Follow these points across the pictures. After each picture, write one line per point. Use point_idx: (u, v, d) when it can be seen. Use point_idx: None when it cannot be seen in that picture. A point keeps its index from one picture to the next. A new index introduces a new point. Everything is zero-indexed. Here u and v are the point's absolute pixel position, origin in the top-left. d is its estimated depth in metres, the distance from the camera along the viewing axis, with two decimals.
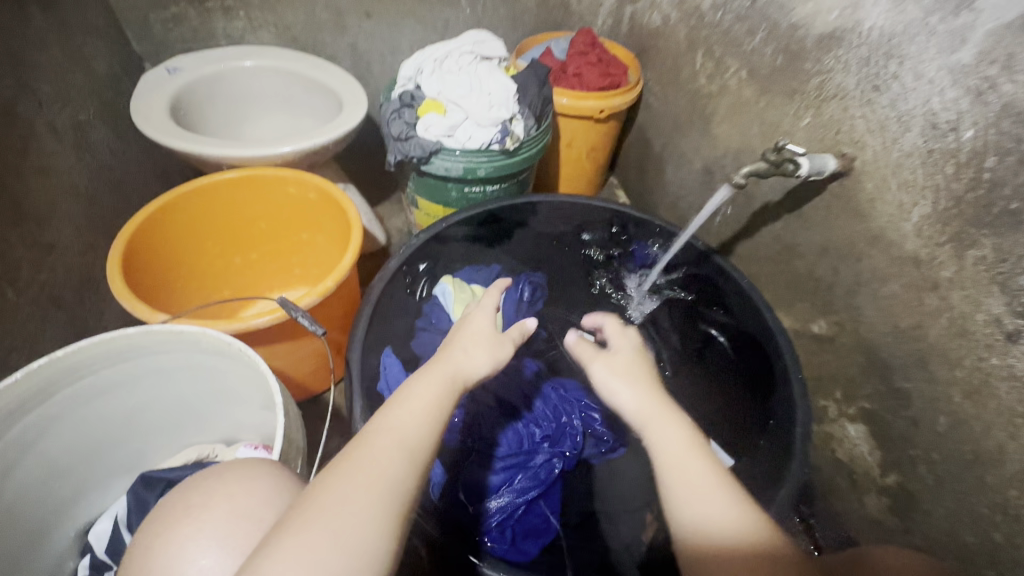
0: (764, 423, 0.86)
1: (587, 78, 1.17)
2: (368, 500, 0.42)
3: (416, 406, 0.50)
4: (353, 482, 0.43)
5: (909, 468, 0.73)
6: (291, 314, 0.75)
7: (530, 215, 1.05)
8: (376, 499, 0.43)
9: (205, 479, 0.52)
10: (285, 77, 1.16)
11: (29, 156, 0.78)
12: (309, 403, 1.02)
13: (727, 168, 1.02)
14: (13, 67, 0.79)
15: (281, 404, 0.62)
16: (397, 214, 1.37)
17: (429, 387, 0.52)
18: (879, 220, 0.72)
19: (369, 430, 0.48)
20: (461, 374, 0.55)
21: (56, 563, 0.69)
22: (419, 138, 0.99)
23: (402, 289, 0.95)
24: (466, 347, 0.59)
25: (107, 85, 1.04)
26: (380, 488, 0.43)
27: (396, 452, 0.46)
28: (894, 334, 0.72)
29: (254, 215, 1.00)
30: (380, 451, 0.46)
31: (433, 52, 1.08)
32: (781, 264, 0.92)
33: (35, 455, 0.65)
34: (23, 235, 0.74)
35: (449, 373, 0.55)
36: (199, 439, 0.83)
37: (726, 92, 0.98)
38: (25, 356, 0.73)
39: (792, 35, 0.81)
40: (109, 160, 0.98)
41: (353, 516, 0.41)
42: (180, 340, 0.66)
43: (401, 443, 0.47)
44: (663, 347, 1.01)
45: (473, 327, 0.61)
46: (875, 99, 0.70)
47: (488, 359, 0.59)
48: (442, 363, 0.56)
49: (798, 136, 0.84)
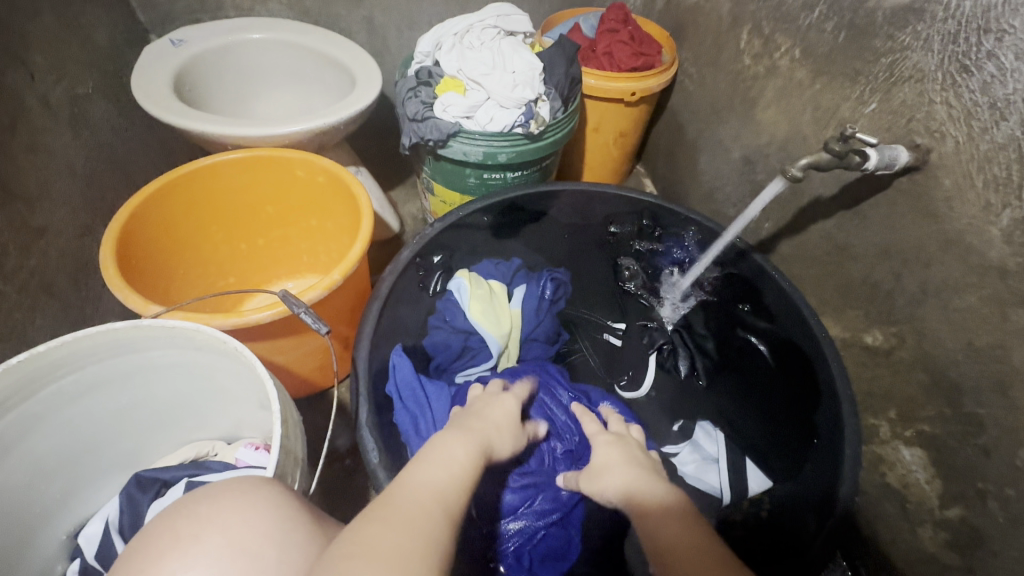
0: (807, 440, 0.79)
1: (619, 57, 1.08)
2: (413, 542, 0.38)
3: (444, 465, 0.49)
4: (393, 523, 0.39)
5: (976, 503, 0.64)
6: (292, 310, 0.68)
7: (553, 204, 0.97)
8: (416, 543, 0.38)
9: (198, 503, 0.46)
10: (296, 52, 1.09)
11: (18, 132, 0.73)
12: (315, 399, 0.97)
13: (771, 159, 0.93)
14: (0, 35, 0.73)
15: (278, 409, 0.56)
16: (412, 201, 1.30)
17: (462, 451, 0.52)
18: (956, 222, 0.63)
19: (398, 485, 0.45)
20: (491, 443, 0.56)
21: (45, 566, 0.66)
22: (436, 119, 0.91)
23: (415, 283, 0.88)
24: (497, 424, 0.60)
25: (109, 58, 0.98)
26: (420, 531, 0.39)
27: (432, 502, 0.43)
28: (967, 353, 0.64)
29: (260, 199, 0.94)
30: (415, 500, 0.43)
31: (453, 26, 1.00)
32: (830, 267, 0.83)
33: (18, 456, 0.61)
34: (10, 218, 0.69)
35: (483, 440, 0.55)
36: (198, 436, 0.78)
37: (775, 74, 0.88)
38: (12, 347, 0.68)
39: (860, 8, 0.72)
40: (109, 138, 0.93)
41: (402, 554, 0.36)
42: (172, 337, 0.61)
43: (434, 496, 0.44)
44: (696, 355, 0.93)
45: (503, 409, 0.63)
46: (962, 83, 0.61)
47: (512, 440, 0.60)
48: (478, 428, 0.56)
49: (860, 124, 0.75)
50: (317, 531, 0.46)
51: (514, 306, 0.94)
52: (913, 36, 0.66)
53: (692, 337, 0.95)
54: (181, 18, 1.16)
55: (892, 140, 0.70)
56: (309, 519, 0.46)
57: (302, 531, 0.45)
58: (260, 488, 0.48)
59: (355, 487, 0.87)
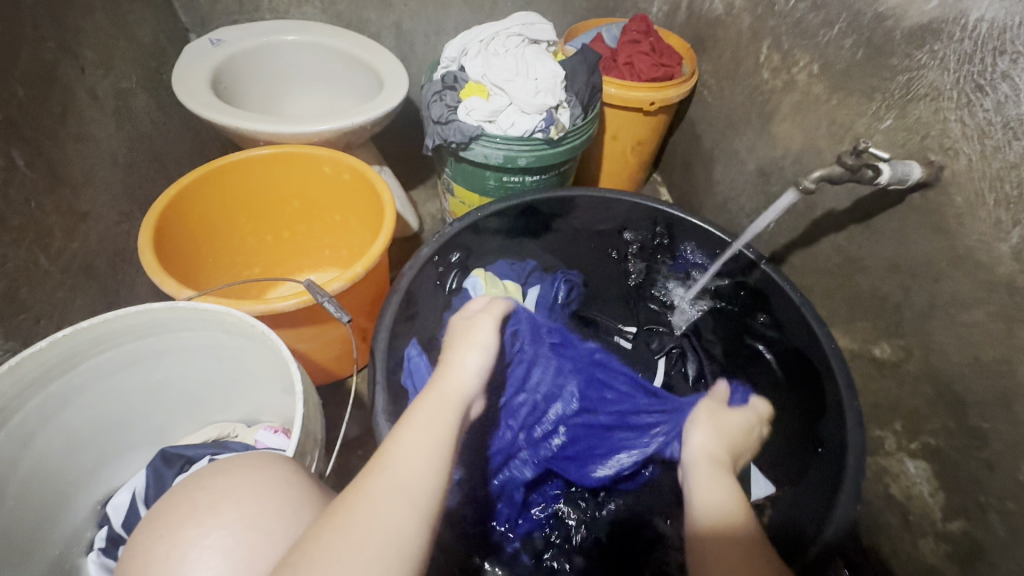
0: (812, 450, 0.79)
1: (639, 68, 1.11)
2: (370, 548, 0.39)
3: (415, 441, 0.48)
4: (358, 519, 0.41)
5: (978, 516, 0.64)
6: (317, 300, 0.72)
7: (569, 209, 0.99)
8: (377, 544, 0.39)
9: (216, 475, 0.49)
10: (327, 54, 1.13)
11: (67, 122, 0.78)
12: (332, 388, 1.00)
13: (785, 171, 0.94)
14: (57, 31, 0.78)
15: (300, 392, 0.59)
16: (431, 200, 1.33)
17: (431, 416, 0.51)
18: (967, 238, 0.64)
19: (374, 467, 0.46)
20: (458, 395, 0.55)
21: (74, 532, 0.69)
22: (459, 122, 0.94)
23: (432, 280, 0.91)
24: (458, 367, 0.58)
25: (152, 55, 1.03)
26: (381, 535, 0.40)
27: (401, 496, 0.43)
28: (974, 368, 0.65)
29: (287, 194, 0.98)
30: (381, 501, 0.42)
31: (479, 34, 1.03)
32: (840, 279, 0.85)
33: (58, 424, 0.65)
34: (57, 202, 0.74)
35: (450, 397, 0.54)
36: (221, 417, 0.82)
37: (793, 88, 0.90)
38: (54, 324, 0.72)
39: (878, 27, 0.73)
40: (148, 130, 0.98)
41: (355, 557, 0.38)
42: (203, 319, 0.65)
43: (401, 485, 0.44)
44: (705, 361, 0.96)
45: (455, 347, 0.62)
46: (976, 102, 0.62)
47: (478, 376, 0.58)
48: (437, 389, 0.55)
49: (875, 139, 0.76)
50: (325, 513, 0.48)
51: (527, 306, 0.98)
52: (929, 55, 0.67)
53: (699, 341, 0.99)
54: (220, 18, 1.22)
55: (905, 156, 0.72)
56: (318, 499, 0.49)
57: (309, 512, 0.47)
58: (273, 465, 0.50)
59: None
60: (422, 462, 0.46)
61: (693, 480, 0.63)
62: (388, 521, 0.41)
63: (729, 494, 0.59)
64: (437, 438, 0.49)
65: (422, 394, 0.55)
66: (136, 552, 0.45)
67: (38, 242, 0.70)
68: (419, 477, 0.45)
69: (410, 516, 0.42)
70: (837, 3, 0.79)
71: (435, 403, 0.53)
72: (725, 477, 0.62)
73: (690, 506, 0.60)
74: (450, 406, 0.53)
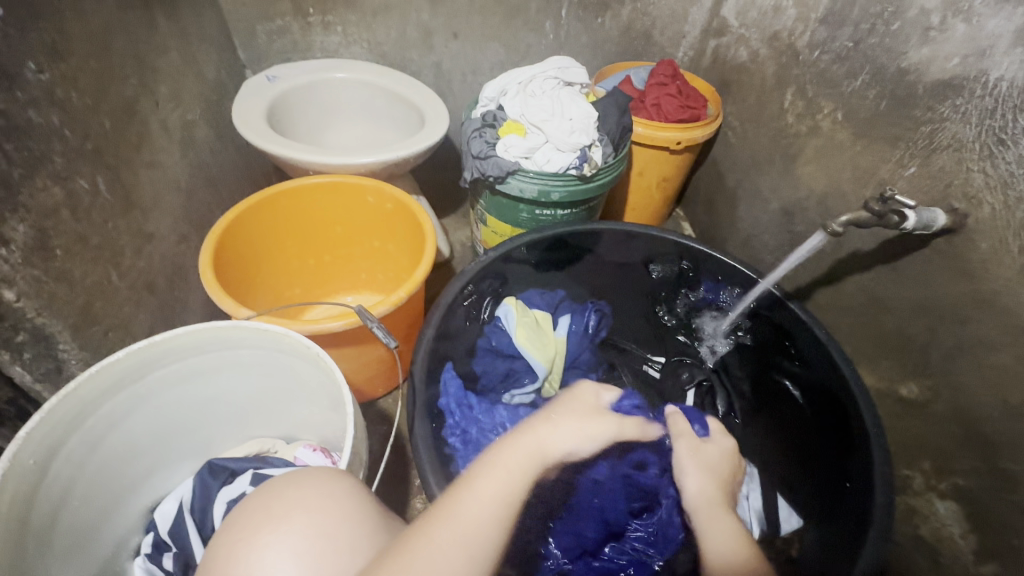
0: (839, 485, 0.80)
1: (666, 109, 1.16)
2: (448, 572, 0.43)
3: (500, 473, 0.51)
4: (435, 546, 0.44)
5: (1011, 560, 0.65)
6: (365, 323, 0.76)
7: (596, 243, 1.03)
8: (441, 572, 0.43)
9: (285, 486, 0.50)
10: (372, 91, 1.21)
11: (142, 150, 0.84)
12: (365, 409, 1.03)
13: (810, 212, 0.97)
14: (138, 69, 0.86)
15: (351, 414, 0.63)
16: (462, 229, 1.39)
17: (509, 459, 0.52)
18: (992, 283, 0.67)
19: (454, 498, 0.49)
20: (543, 452, 0.54)
21: (123, 537, 0.73)
22: (497, 157, 1.00)
23: (466, 309, 0.95)
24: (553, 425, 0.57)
25: (215, 89, 1.11)
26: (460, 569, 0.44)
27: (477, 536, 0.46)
28: (1002, 410, 0.66)
29: (332, 220, 1.03)
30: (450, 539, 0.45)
31: (517, 76, 1.10)
32: (865, 317, 0.87)
33: (121, 430, 0.69)
34: (129, 223, 0.80)
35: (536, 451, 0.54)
36: (262, 433, 0.85)
37: (817, 133, 0.94)
38: (119, 336, 0.77)
39: (900, 80, 0.78)
40: (207, 158, 1.05)
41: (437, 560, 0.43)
42: (261, 337, 0.69)
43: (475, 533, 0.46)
44: (734, 396, 1.00)
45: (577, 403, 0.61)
46: (998, 154, 0.66)
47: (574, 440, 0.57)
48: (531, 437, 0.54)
49: (899, 184, 0.79)
50: (384, 525, 0.49)
51: (558, 334, 1.00)
52: (951, 109, 0.71)
53: (728, 378, 1.01)
54: (274, 57, 1.31)
55: (929, 203, 0.75)
56: (379, 511, 0.50)
57: (370, 523, 0.48)
58: (333, 477, 0.50)
59: (399, 494, 0.92)
60: (490, 522, 0.47)
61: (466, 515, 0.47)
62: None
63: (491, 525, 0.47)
64: (506, 503, 0.49)
65: (508, 441, 0.54)
66: (213, 559, 0.46)
67: (112, 260, 0.75)
68: (486, 531, 0.47)
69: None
70: (860, 57, 0.83)
71: (515, 462, 0.52)
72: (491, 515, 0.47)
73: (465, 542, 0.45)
74: (524, 472, 0.52)
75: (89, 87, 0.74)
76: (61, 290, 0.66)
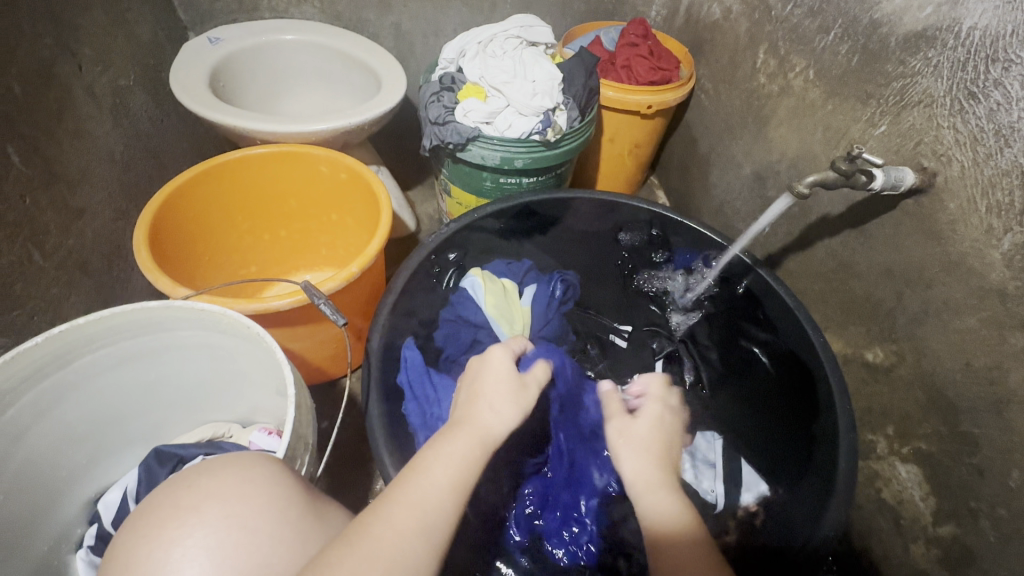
0: (807, 451, 0.79)
1: (636, 72, 1.11)
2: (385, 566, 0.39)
3: (443, 470, 0.48)
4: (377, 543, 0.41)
5: (969, 521, 0.65)
6: (313, 301, 0.72)
7: (564, 211, 0.99)
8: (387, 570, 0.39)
9: (200, 474, 0.46)
10: (325, 54, 1.13)
11: (64, 118, 0.78)
12: (326, 389, 1.00)
13: (781, 175, 0.94)
14: (54, 27, 0.78)
15: (293, 394, 0.59)
16: (428, 201, 1.34)
17: (459, 451, 0.51)
18: (959, 244, 0.65)
19: (391, 494, 0.46)
20: (487, 434, 0.54)
21: (65, 529, 0.69)
22: (457, 123, 0.95)
23: (430, 281, 0.91)
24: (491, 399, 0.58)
25: (150, 53, 1.03)
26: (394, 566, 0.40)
27: (425, 524, 0.43)
28: (965, 373, 0.65)
29: (283, 192, 0.98)
30: (403, 539, 0.42)
31: (477, 35, 1.04)
32: (834, 284, 0.85)
33: (53, 419, 0.65)
34: (53, 198, 0.74)
35: (478, 434, 0.53)
36: (215, 417, 0.81)
37: (789, 93, 0.90)
38: (48, 320, 0.72)
39: (873, 33, 0.74)
40: (146, 127, 0.98)
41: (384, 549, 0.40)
42: (199, 318, 0.64)
43: (420, 527, 0.43)
44: (702, 367, 0.96)
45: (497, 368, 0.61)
46: (969, 109, 0.63)
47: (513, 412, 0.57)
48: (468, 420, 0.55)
49: (870, 144, 0.76)
50: (311, 510, 0.46)
51: (523, 304, 0.97)
52: (924, 62, 0.68)
53: (696, 348, 0.99)
54: (219, 17, 1.22)
55: (899, 162, 0.72)
56: (308, 497, 0.47)
57: (295, 510, 0.45)
58: (257, 462, 0.47)
59: (361, 475, 0.89)
60: (442, 504, 0.46)
61: (402, 501, 0.45)
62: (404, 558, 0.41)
63: (439, 510, 0.45)
64: (453, 483, 0.48)
65: (449, 428, 0.54)
66: (117, 559, 0.42)
67: (34, 238, 0.70)
68: (437, 513, 0.45)
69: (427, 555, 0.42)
70: (832, 9, 0.79)
71: (463, 447, 0.51)
72: (444, 507, 0.45)
73: (407, 526, 0.43)
74: (469, 451, 0.51)
75: None
76: None
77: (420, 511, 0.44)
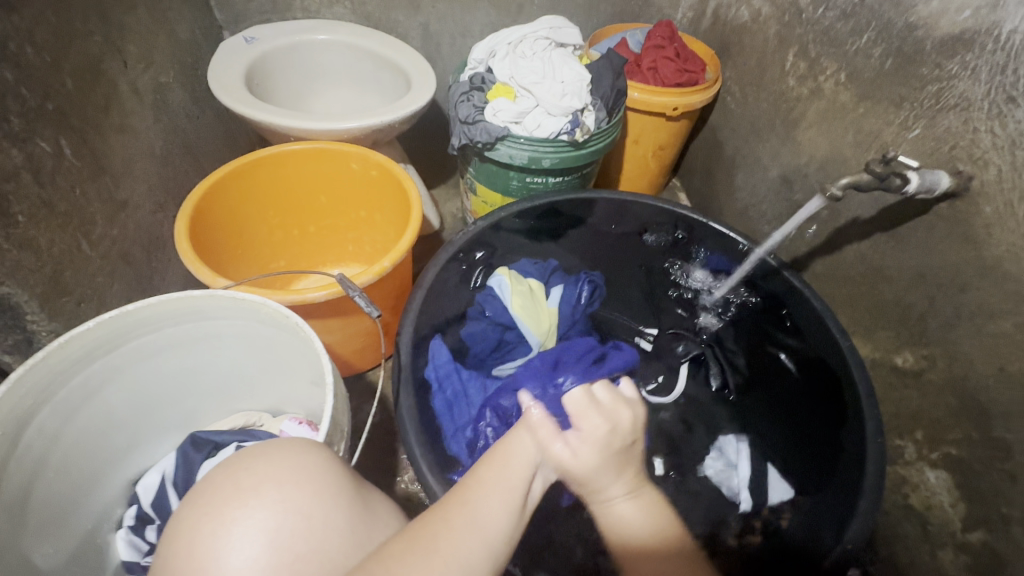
0: (833, 454, 0.79)
1: (663, 73, 1.11)
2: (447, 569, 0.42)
3: (499, 488, 0.51)
4: (441, 546, 0.44)
5: (1000, 528, 0.65)
6: (347, 293, 0.73)
7: (589, 213, 1.00)
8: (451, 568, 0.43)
9: (257, 457, 0.48)
10: (355, 54, 1.15)
11: (110, 113, 0.80)
12: (353, 383, 1.02)
13: (810, 178, 0.94)
14: (103, 25, 0.81)
15: (331, 384, 0.61)
16: (453, 200, 1.36)
17: (517, 473, 0.53)
18: (994, 249, 0.65)
19: (449, 508, 0.48)
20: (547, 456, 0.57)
21: (104, 509, 0.71)
22: (486, 122, 0.96)
23: (456, 278, 0.92)
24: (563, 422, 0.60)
25: (189, 51, 1.06)
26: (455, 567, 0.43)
27: (487, 534, 0.46)
28: (998, 378, 0.65)
29: (315, 188, 1.00)
30: (463, 542, 0.45)
31: (506, 36, 1.05)
32: (863, 287, 0.85)
33: (97, 403, 0.67)
34: (99, 190, 0.76)
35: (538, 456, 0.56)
36: (247, 406, 0.84)
37: (819, 95, 0.90)
38: (93, 308, 0.75)
39: (908, 36, 0.74)
40: (184, 124, 1.00)
41: (448, 548, 0.44)
42: (240, 308, 0.66)
43: (482, 536, 0.46)
44: (726, 369, 0.97)
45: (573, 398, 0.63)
46: (1008, 113, 0.63)
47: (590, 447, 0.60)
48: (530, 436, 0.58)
49: (903, 148, 0.76)
50: (357, 499, 0.48)
51: (550, 305, 0.98)
52: (960, 65, 0.68)
53: (722, 352, 0.99)
54: (253, 17, 1.25)
55: (933, 166, 0.72)
56: (354, 485, 0.49)
57: (345, 497, 0.46)
58: (309, 450, 0.49)
59: (387, 467, 0.91)
60: (500, 514, 0.49)
61: (463, 512, 0.48)
62: (460, 554, 0.44)
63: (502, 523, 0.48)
64: (508, 498, 0.50)
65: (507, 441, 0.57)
66: (179, 534, 0.44)
67: (81, 228, 0.72)
68: (495, 525, 0.47)
69: (483, 557, 0.45)
70: (866, 12, 0.79)
71: (517, 461, 0.55)
72: (504, 521, 0.48)
73: (468, 536, 0.46)
74: (523, 466, 0.55)
75: (48, 43, 0.70)
76: (26, 258, 0.63)
77: (480, 519, 0.47)
